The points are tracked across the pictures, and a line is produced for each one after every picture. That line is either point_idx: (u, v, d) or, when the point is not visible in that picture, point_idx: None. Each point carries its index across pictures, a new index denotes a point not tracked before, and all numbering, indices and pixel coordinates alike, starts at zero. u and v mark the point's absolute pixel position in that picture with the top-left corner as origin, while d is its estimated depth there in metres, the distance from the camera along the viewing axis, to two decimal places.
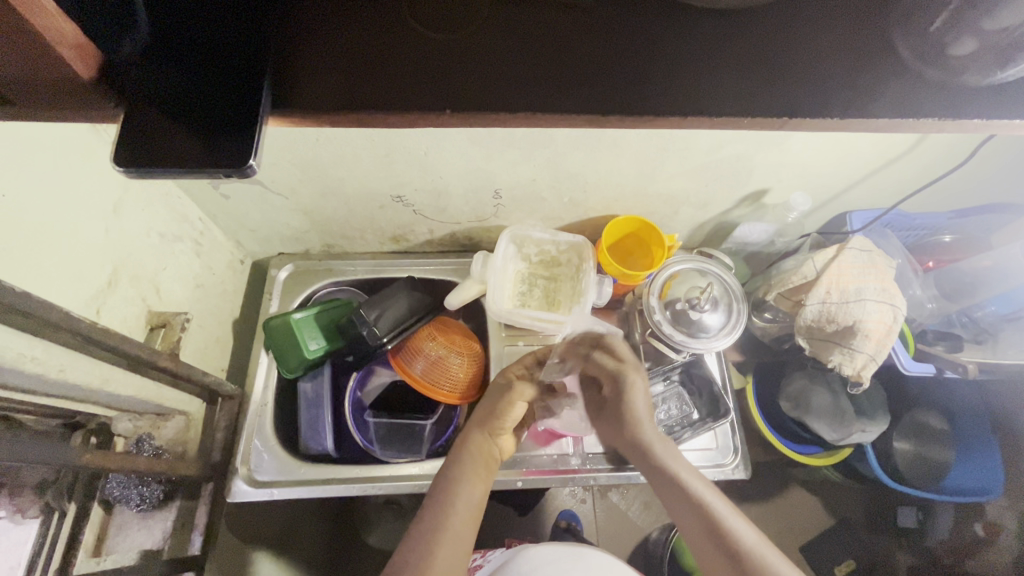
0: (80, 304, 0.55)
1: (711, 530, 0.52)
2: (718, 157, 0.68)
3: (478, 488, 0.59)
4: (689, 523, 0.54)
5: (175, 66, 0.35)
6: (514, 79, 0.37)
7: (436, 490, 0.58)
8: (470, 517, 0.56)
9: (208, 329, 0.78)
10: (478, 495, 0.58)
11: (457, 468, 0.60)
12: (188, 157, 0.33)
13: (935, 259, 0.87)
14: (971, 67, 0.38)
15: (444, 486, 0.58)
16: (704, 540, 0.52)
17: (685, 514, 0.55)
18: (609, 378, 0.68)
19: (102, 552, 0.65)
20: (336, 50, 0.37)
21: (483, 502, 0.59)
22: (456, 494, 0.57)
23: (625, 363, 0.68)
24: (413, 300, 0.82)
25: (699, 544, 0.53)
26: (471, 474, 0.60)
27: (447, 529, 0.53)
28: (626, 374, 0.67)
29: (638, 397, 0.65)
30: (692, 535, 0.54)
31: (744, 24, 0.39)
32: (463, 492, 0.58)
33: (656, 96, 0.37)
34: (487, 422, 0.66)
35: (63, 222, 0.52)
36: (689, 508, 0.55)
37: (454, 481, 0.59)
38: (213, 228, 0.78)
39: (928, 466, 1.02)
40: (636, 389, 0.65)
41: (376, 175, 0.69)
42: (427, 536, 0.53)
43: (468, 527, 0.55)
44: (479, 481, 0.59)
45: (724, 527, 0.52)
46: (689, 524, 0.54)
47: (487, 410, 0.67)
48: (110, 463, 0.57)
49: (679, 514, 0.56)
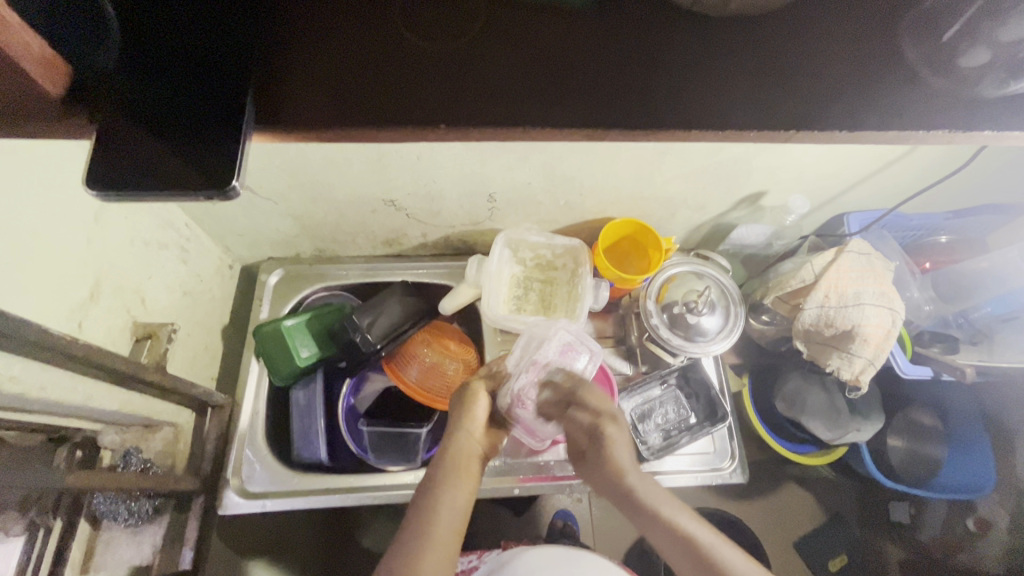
0: (61, 319, 0.53)
1: (691, 551, 0.52)
2: (716, 160, 0.67)
3: (462, 493, 0.57)
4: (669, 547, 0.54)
5: (153, 79, 0.33)
6: (511, 92, 0.36)
7: (417, 499, 0.56)
8: (455, 528, 0.54)
9: (196, 337, 0.76)
10: (464, 500, 0.56)
11: (438, 476, 0.58)
12: (169, 177, 0.32)
13: (932, 260, 0.87)
14: (986, 78, 0.37)
15: (427, 494, 0.56)
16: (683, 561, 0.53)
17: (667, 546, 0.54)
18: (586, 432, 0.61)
19: (90, 568, 0.63)
20: (329, 58, 0.36)
21: (469, 507, 0.57)
22: (437, 501, 0.55)
23: (601, 415, 0.61)
24: (407, 304, 0.80)
25: (679, 564, 0.53)
26: (451, 480, 0.57)
27: (431, 538, 0.52)
28: (603, 427, 0.60)
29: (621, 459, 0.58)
30: (672, 555, 0.54)
31: (750, 32, 0.38)
32: (446, 498, 0.55)
33: (656, 107, 0.36)
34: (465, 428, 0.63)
35: (42, 235, 0.50)
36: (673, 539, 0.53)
37: (436, 489, 0.56)
38: (199, 233, 0.76)
39: (922, 464, 1.02)
40: (617, 436, 0.60)
41: (367, 179, 0.67)
42: (412, 545, 0.51)
43: (451, 538, 0.53)
44: (462, 484, 0.57)
45: (708, 556, 0.51)
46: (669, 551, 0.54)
47: (464, 414, 0.65)
48: (98, 481, 0.55)
49: (664, 547, 0.54)
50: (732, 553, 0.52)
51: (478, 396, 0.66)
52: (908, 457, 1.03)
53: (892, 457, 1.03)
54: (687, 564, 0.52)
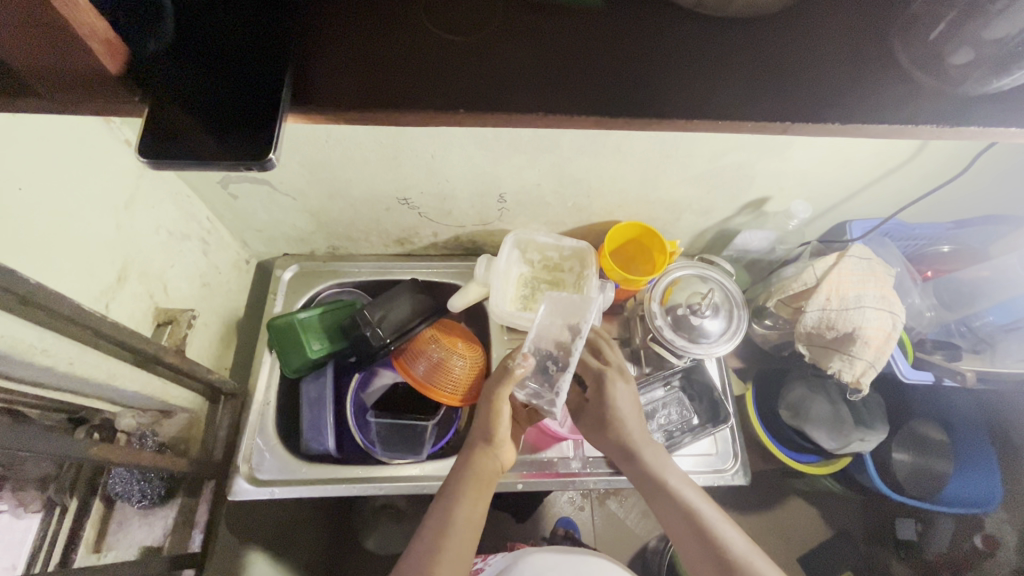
0: (90, 298, 0.56)
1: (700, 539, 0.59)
2: (719, 165, 0.69)
3: (478, 507, 0.60)
4: (676, 525, 0.62)
5: (197, 62, 0.36)
6: (522, 81, 0.38)
7: (437, 509, 0.59)
8: (471, 534, 0.58)
9: (213, 327, 0.78)
10: (478, 514, 0.59)
11: (460, 488, 0.60)
12: (208, 151, 0.34)
13: (933, 269, 0.88)
14: (969, 76, 0.39)
15: (446, 505, 0.59)
16: (682, 530, 0.61)
17: (671, 516, 0.62)
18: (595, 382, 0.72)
19: (102, 546, 0.65)
20: (355, 51, 0.38)
21: (483, 519, 0.60)
22: (456, 511, 0.58)
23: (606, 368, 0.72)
24: (417, 301, 0.82)
25: (684, 542, 0.60)
26: (471, 493, 0.60)
27: (444, 551, 0.55)
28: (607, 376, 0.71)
29: (625, 406, 0.69)
30: (671, 524, 0.62)
31: (747, 32, 0.40)
32: (463, 512, 0.58)
33: (660, 97, 0.38)
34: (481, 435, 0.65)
35: (77, 216, 0.53)
36: (676, 510, 0.61)
37: (454, 500, 0.59)
38: (220, 227, 0.79)
39: (929, 478, 1.01)
40: (620, 393, 0.70)
41: (382, 177, 0.70)
42: (429, 553, 0.55)
43: (467, 545, 0.57)
44: (479, 500, 0.60)
45: (709, 528, 0.59)
46: (671, 522, 0.62)
47: (485, 423, 0.65)
48: (117, 457, 0.57)
49: (666, 515, 0.62)
50: (728, 529, 0.60)
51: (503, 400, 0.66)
52: (914, 470, 1.02)
53: (898, 470, 1.01)
54: (694, 544, 0.59)
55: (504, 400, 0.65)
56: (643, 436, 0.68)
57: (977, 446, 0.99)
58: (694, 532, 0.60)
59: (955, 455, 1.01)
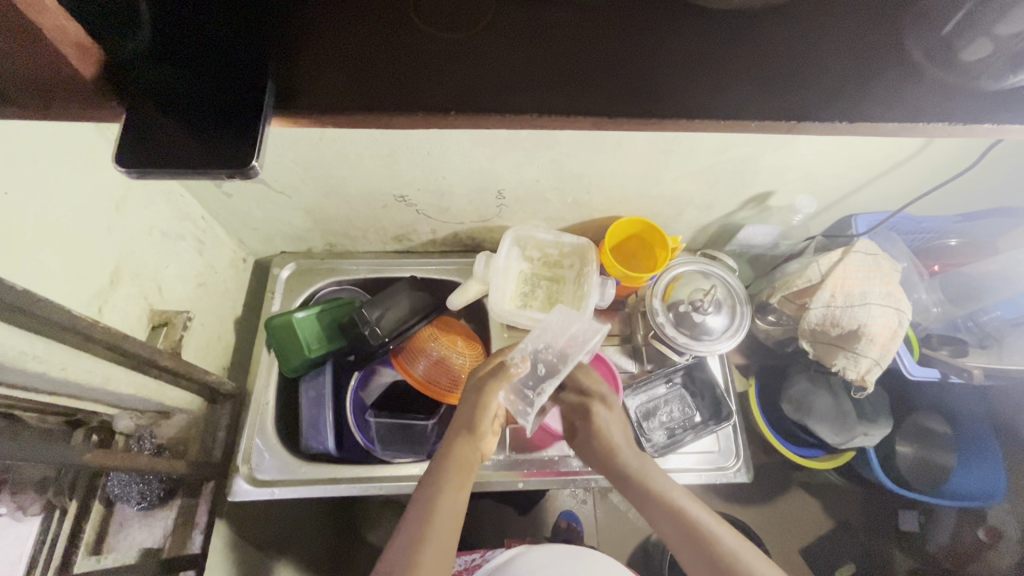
0: (83, 303, 0.55)
1: (692, 541, 0.58)
2: (723, 159, 0.67)
3: (461, 498, 0.59)
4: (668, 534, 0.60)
5: (176, 64, 0.35)
6: (513, 81, 0.37)
7: (420, 496, 0.59)
8: (454, 525, 0.57)
9: (210, 327, 0.78)
10: (461, 505, 0.58)
11: (441, 476, 0.60)
12: (188, 157, 0.34)
13: (940, 263, 0.86)
14: (984, 72, 0.38)
15: (428, 495, 0.58)
16: (672, 533, 0.60)
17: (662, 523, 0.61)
18: (576, 403, 0.71)
19: (103, 548, 0.65)
20: (346, 53, 0.37)
21: (466, 508, 0.59)
22: (438, 501, 0.57)
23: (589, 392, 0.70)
24: (415, 300, 0.81)
25: (677, 547, 0.59)
26: (454, 483, 0.59)
27: (430, 537, 0.54)
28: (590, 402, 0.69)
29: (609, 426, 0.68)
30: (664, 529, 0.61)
31: (751, 27, 0.39)
32: (446, 501, 0.58)
33: (660, 94, 0.37)
34: (466, 426, 0.64)
35: (66, 219, 0.52)
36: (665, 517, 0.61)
37: (436, 491, 0.58)
38: (215, 225, 0.78)
39: (933, 472, 1.00)
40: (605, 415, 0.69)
41: (378, 175, 0.69)
42: (412, 547, 0.54)
43: (450, 537, 0.56)
44: (460, 491, 0.59)
45: (699, 527, 0.58)
46: (664, 529, 0.61)
47: (468, 414, 0.64)
48: (112, 461, 0.57)
49: (659, 524, 0.61)
50: (718, 527, 0.59)
51: (492, 396, 0.64)
52: (918, 463, 1.02)
53: (900, 464, 1.02)
54: (683, 548, 0.59)
55: (491, 395, 0.64)
56: (628, 448, 0.66)
57: (980, 437, 0.96)
58: (681, 534, 0.59)
59: (958, 448, 0.99)
